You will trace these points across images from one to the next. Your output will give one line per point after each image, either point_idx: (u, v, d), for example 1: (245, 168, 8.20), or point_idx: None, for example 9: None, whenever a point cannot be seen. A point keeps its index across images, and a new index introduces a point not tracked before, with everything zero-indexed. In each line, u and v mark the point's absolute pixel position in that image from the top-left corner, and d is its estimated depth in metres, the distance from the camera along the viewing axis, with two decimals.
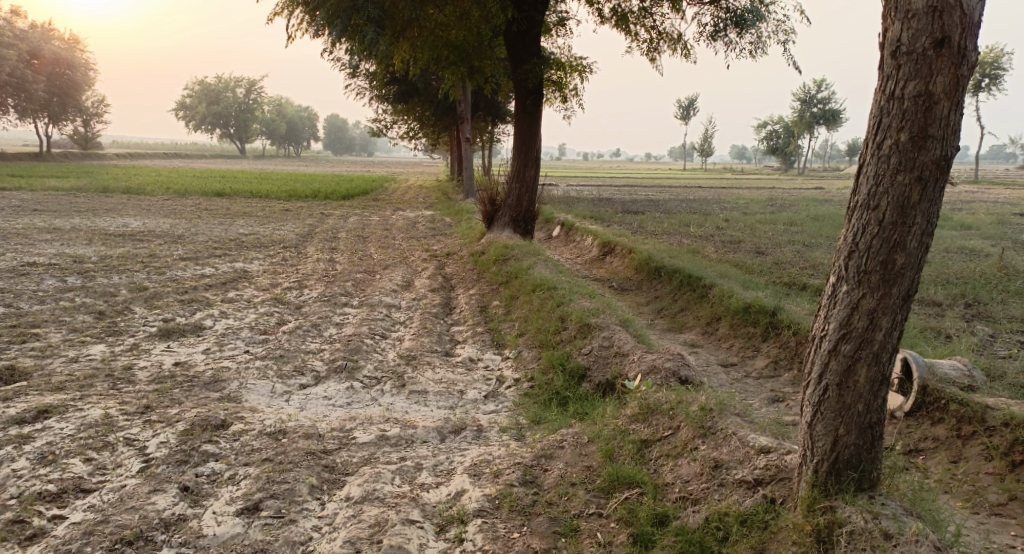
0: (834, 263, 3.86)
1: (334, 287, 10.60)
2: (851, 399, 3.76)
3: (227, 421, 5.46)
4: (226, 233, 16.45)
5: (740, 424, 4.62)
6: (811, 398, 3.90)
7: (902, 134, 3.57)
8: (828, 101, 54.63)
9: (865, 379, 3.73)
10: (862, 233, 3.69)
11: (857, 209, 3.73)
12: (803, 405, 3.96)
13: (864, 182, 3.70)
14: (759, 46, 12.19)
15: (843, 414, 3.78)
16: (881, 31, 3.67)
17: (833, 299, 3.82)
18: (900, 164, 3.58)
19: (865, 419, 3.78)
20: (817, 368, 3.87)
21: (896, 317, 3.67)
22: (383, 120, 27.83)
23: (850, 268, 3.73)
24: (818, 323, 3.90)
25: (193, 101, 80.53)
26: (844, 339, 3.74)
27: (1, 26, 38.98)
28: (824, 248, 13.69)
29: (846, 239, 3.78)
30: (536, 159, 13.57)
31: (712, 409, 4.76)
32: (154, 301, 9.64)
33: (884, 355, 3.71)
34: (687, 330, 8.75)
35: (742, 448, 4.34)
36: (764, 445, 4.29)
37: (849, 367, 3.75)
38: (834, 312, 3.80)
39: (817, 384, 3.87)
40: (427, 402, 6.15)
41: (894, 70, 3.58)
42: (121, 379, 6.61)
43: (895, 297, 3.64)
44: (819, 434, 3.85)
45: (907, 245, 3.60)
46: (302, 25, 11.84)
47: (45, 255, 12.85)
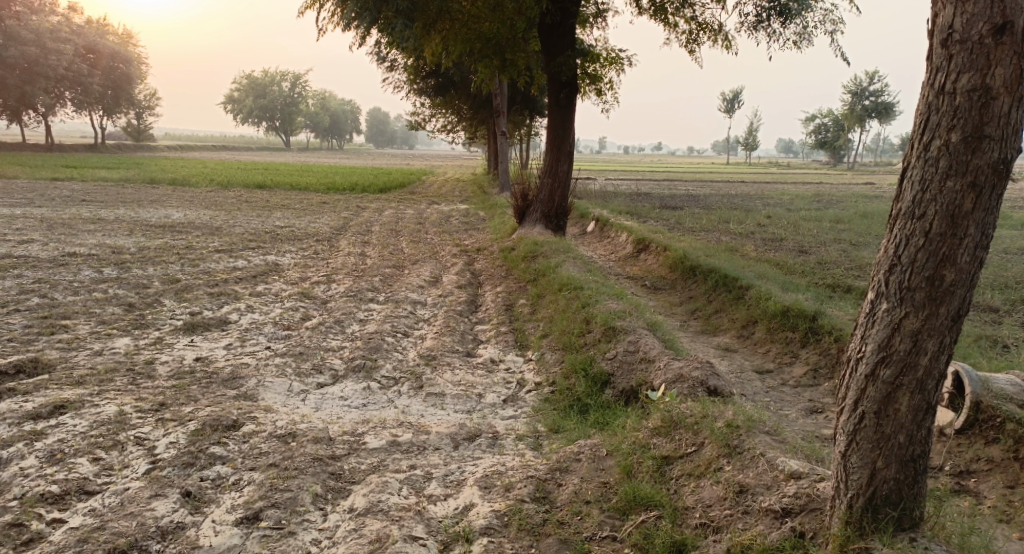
0: (873, 277, 3.54)
1: (363, 282, 10.46)
2: (891, 429, 3.45)
3: (238, 421, 5.32)
4: (262, 225, 16.48)
5: (768, 444, 4.32)
6: (845, 426, 3.59)
7: (954, 134, 3.23)
8: (880, 94, 53.00)
9: (907, 408, 3.42)
10: (906, 245, 3.37)
11: (899, 218, 3.41)
12: (836, 433, 3.65)
13: (908, 189, 3.37)
14: (804, 36, 11.72)
15: (881, 445, 3.47)
16: (932, 17, 3.33)
17: (871, 318, 3.50)
18: (950, 168, 3.25)
19: (907, 452, 3.46)
20: (853, 394, 3.56)
21: (943, 340, 3.34)
22: (422, 113, 27.76)
23: (891, 284, 3.41)
24: (854, 343, 3.59)
25: (240, 93, 81.67)
26: (884, 363, 3.43)
27: (58, 22, 39.95)
28: (871, 247, 13.16)
29: (887, 251, 3.45)
30: (570, 154, 13.27)
31: (740, 426, 4.47)
32: (183, 294, 9.60)
33: (929, 382, 3.39)
34: (721, 333, 8.42)
35: (770, 472, 4.05)
36: (794, 470, 4.00)
37: (889, 395, 3.43)
38: (872, 332, 3.49)
39: (852, 411, 3.56)
40: (444, 405, 5.95)
41: (946, 61, 3.24)
42: (141, 374, 6.49)
43: (942, 318, 3.32)
44: (855, 466, 3.54)
45: (957, 260, 3.27)
46: (333, 17, 11.71)
47: (85, 246, 12.95)
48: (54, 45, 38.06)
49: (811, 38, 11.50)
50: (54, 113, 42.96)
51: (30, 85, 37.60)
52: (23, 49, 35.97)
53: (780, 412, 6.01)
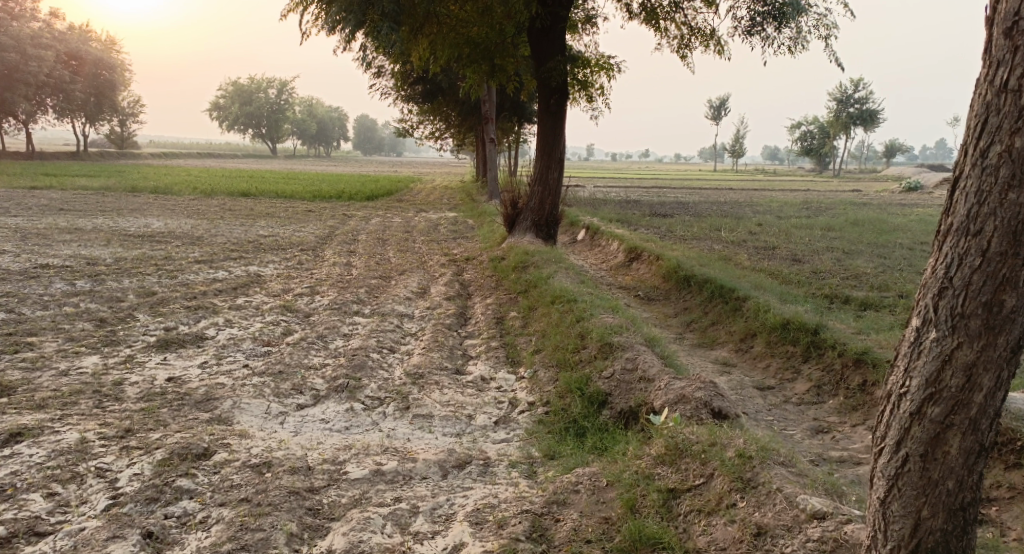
0: (919, 302, 3.25)
1: (347, 294, 10.09)
2: (939, 474, 3.18)
3: (209, 449, 4.96)
4: (245, 234, 16.06)
5: (786, 477, 4.02)
6: (885, 469, 3.31)
7: (1017, 139, 2.95)
8: (865, 101, 53.09)
9: (957, 450, 3.14)
10: (958, 267, 3.08)
11: (950, 234, 3.12)
12: (874, 476, 3.38)
13: (962, 201, 3.08)
14: (797, 41, 11.49)
15: (927, 492, 3.20)
16: (992, 7, 3.05)
17: (916, 348, 3.22)
18: (1013, 177, 2.96)
19: (955, 499, 3.20)
20: (894, 434, 3.28)
21: (1000, 375, 3.07)
22: (409, 120, 27.40)
23: (941, 310, 3.13)
24: (895, 376, 3.31)
25: (225, 101, 81.01)
26: (933, 400, 3.15)
27: (39, 28, 39.33)
28: (865, 256, 12.93)
29: (936, 272, 3.16)
30: (560, 161, 12.96)
31: (752, 457, 4.15)
32: (159, 308, 9.19)
33: (983, 422, 3.11)
34: (718, 346, 8.12)
35: (790, 511, 3.73)
36: (817, 510, 3.68)
37: (939, 435, 3.15)
38: (918, 364, 3.21)
39: (893, 452, 3.28)
40: (432, 428, 5.60)
41: (1009, 54, 2.95)
42: (108, 396, 6.10)
43: (1000, 349, 3.04)
44: (896, 515, 3.27)
45: (1018, 283, 2.99)
46: (316, 21, 11.36)
47: (59, 257, 12.49)
48: (35, 51, 37.41)
49: (805, 44, 11.27)
50: (35, 120, 42.26)
51: (11, 92, 36.92)
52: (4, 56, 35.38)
53: (786, 435, 5.70)
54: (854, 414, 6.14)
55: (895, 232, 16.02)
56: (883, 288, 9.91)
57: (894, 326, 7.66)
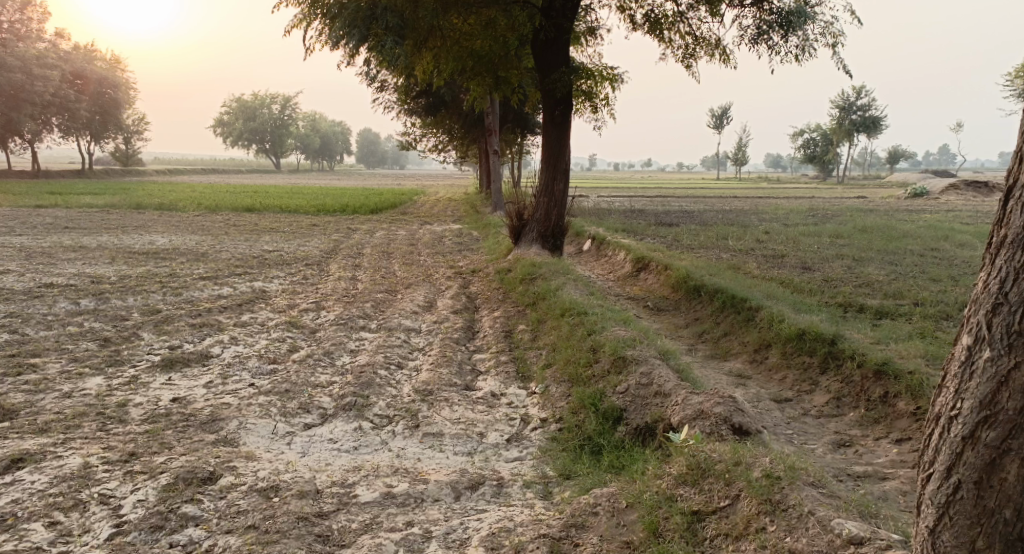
0: (971, 320, 3.21)
1: (353, 308, 9.97)
2: (995, 502, 3.09)
3: (215, 473, 4.84)
4: (250, 250, 15.97)
5: (817, 499, 3.90)
6: (936, 497, 3.25)
7: None
8: (868, 108, 52.89)
9: (1015, 477, 3.06)
10: (1013, 282, 3.03)
11: (1004, 248, 3.08)
12: (923, 504, 3.32)
13: (1017, 213, 3.04)
14: (804, 49, 11.39)
15: (982, 521, 3.12)
16: None
17: (968, 369, 3.17)
18: None
19: (1014, 530, 3.09)
20: (945, 458, 3.23)
21: None
22: (412, 133, 27.35)
23: (996, 328, 3.08)
24: (946, 398, 3.26)
25: (229, 117, 81.23)
26: (987, 423, 3.08)
27: (44, 49, 39.49)
28: (876, 263, 12.77)
29: (989, 288, 3.12)
30: (566, 172, 12.83)
31: (780, 477, 4.03)
32: (163, 326, 9.08)
33: None
34: (732, 358, 7.97)
35: (824, 535, 3.61)
36: (854, 535, 3.56)
37: (994, 461, 3.08)
38: (970, 386, 3.15)
39: (945, 479, 3.22)
40: (443, 447, 5.46)
41: None
42: (112, 418, 5.97)
43: None
44: (948, 545, 3.20)
45: None
46: (319, 36, 11.29)
47: (64, 276, 12.41)
48: (40, 71, 37.55)
49: (812, 51, 11.17)
50: (40, 139, 42.37)
51: (16, 111, 37.02)
52: (9, 76, 35.49)
53: (807, 450, 5.56)
54: (875, 427, 6.01)
55: (904, 238, 15.87)
56: (898, 296, 9.75)
57: (911, 335, 7.52)
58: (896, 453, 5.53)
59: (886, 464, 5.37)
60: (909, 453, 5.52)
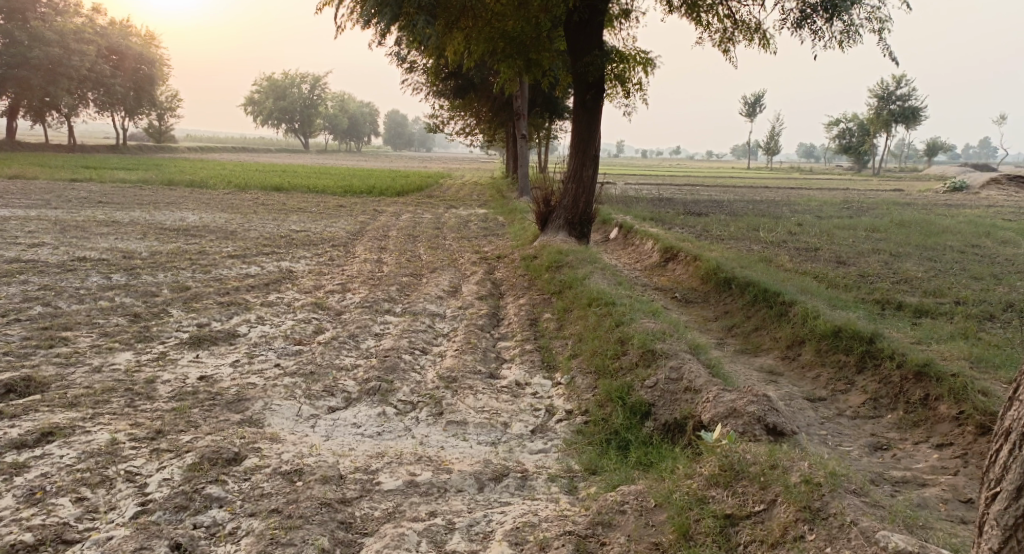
0: None
1: (378, 291, 9.95)
2: None
3: (240, 454, 4.83)
4: (278, 229, 16.05)
5: (859, 508, 3.82)
6: (1002, 517, 3.19)
7: None
8: (907, 98, 51.62)
9: None
10: None
11: None
12: (985, 524, 3.26)
13: None
14: (848, 34, 11.09)
15: None
16: None
17: None
18: None
19: None
20: (1015, 478, 3.16)
21: None
22: (441, 115, 27.23)
23: None
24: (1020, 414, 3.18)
25: (260, 95, 81.62)
26: None
27: (82, 24, 40.00)
28: (914, 258, 12.50)
29: None
30: (595, 158, 12.63)
31: (820, 484, 3.94)
32: (192, 303, 9.11)
33: None
34: (763, 354, 7.90)
35: (865, 547, 3.53)
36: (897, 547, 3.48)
37: None
38: None
39: (1014, 499, 3.15)
40: (467, 436, 5.43)
41: None
42: (140, 393, 6.00)
43: None
44: None
45: None
46: (351, 15, 11.24)
47: (97, 250, 12.55)
48: (78, 46, 37.87)
49: (857, 37, 10.88)
50: (77, 114, 42.95)
51: (53, 85, 37.24)
52: (47, 50, 35.95)
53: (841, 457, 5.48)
54: (914, 431, 6.02)
55: (943, 234, 15.49)
56: (938, 293, 9.52)
57: (953, 336, 7.39)
58: (937, 458, 5.55)
59: (925, 469, 5.41)
60: (950, 459, 5.53)
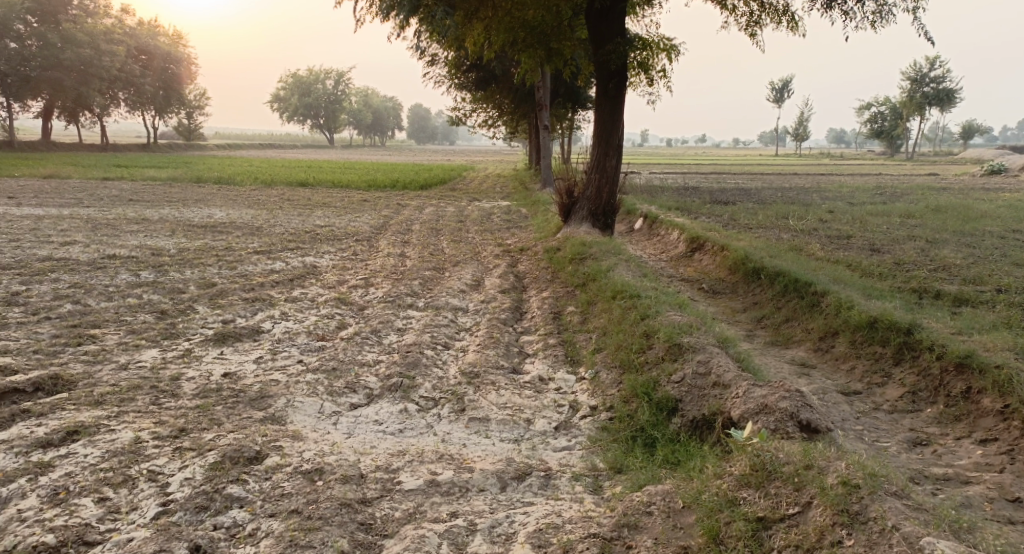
0: None
1: (402, 286, 9.86)
2: None
3: (262, 453, 4.74)
4: (302, 224, 16.03)
5: (901, 512, 3.64)
6: None
7: None
8: (941, 80, 50.43)
9: None
10: None
11: None
12: None
13: None
14: (880, 15, 10.75)
15: None
16: None
17: None
18: None
19: None
20: None
21: None
22: (464, 108, 27.10)
23: None
24: None
25: (286, 92, 82.14)
26: None
27: (112, 25, 40.46)
28: (950, 245, 12.16)
29: None
30: (619, 148, 12.43)
31: (859, 486, 3.78)
32: (218, 299, 9.04)
33: None
34: (794, 346, 7.70)
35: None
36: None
37: None
38: None
39: None
40: (489, 433, 5.32)
41: None
42: (164, 391, 5.74)
43: None
44: None
45: None
46: (370, 7, 11.15)
47: (124, 247, 12.61)
48: (108, 47, 38.29)
49: (889, 17, 10.54)
50: (108, 114, 43.52)
51: (85, 86, 37.71)
52: (78, 52, 36.39)
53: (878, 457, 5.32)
54: (956, 425, 5.91)
55: (981, 219, 15.04)
56: (977, 281, 9.23)
57: (994, 325, 7.14)
58: (981, 455, 5.45)
59: (968, 467, 5.30)
60: (995, 455, 5.42)
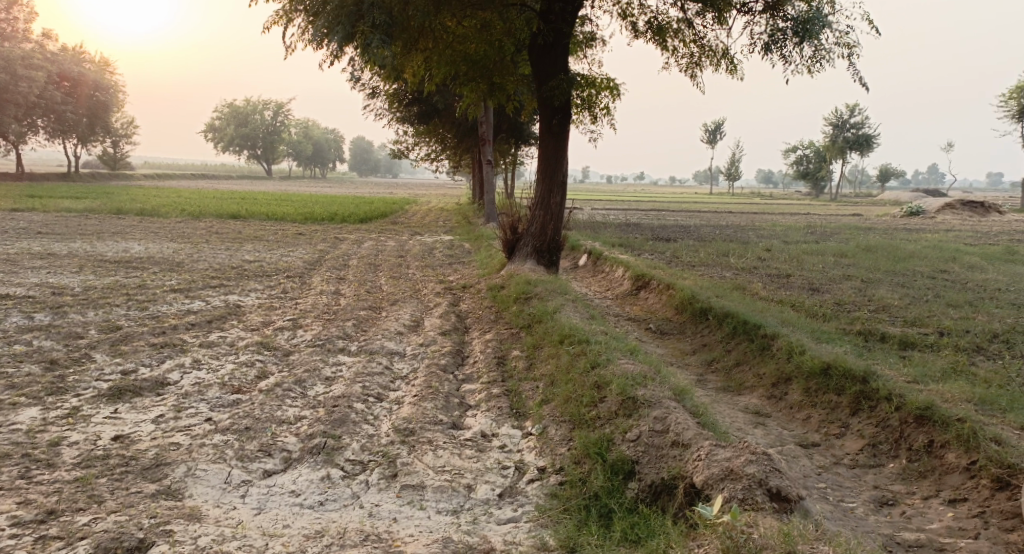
0: None
1: (332, 328, 9.12)
2: None
3: (145, 541, 4.15)
4: (229, 260, 15.09)
5: None
6: None
7: None
8: (862, 124, 52.38)
9: None
10: None
11: None
12: None
13: None
14: (818, 60, 10.71)
15: None
16: None
17: None
18: None
19: None
20: None
21: None
22: (403, 141, 26.55)
23: None
24: None
25: (219, 123, 80.09)
26: None
27: (31, 49, 38.51)
28: (886, 284, 12.13)
29: None
30: (563, 184, 12.04)
31: None
32: (122, 344, 8.14)
33: None
34: (746, 393, 7.28)
35: None
36: None
37: None
38: None
39: None
40: (423, 504, 4.67)
41: None
42: (38, 461, 4.92)
43: None
44: None
45: None
46: (301, 34, 10.53)
47: (25, 286, 11.48)
48: (25, 72, 36.31)
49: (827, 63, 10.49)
50: (26, 141, 41.30)
51: (1, 112, 35.78)
52: None
53: (844, 527, 4.91)
54: (922, 483, 5.55)
55: (911, 258, 15.21)
56: (920, 322, 9.07)
57: (947, 371, 6.89)
58: (953, 518, 5.08)
59: (941, 532, 4.92)
60: (967, 518, 5.06)
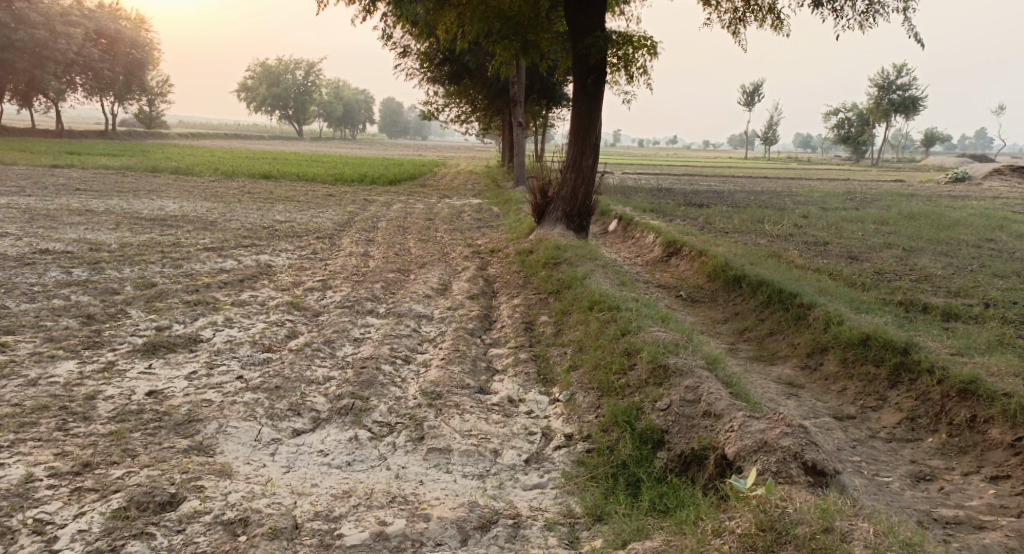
0: None
1: (362, 289, 9.11)
2: None
3: (176, 496, 4.19)
4: (261, 220, 15.15)
5: None
6: None
7: None
8: (907, 88, 50.76)
9: None
10: None
11: None
12: None
13: None
14: (868, 14, 10.29)
15: None
16: None
17: None
18: None
19: None
20: None
21: None
22: (435, 102, 26.33)
23: None
24: None
25: (252, 82, 80.20)
26: None
27: (68, 6, 38.74)
28: (928, 254, 11.77)
29: None
30: (595, 147, 11.83)
31: None
32: (155, 301, 8.22)
33: None
34: (779, 362, 7.15)
35: None
36: None
37: None
38: None
39: None
40: (450, 468, 4.66)
41: None
42: (74, 413, 4.99)
43: None
44: None
45: None
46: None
47: (63, 241, 11.64)
48: (63, 29, 36.59)
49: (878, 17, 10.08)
50: (64, 98, 41.77)
51: (39, 69, 36.13)
52: (32, 33, 34.66)
53: (879, 502, 4.80)
54: (961, 459, 5.40)
55: (954, 226, 14.76)
56: (963, 293, 8.79)
57: (991, 344, 6.67)
58: (994, 496, 4.94)
59: (981, 510, 4.79)
60: (1009, 497, 4.92)
